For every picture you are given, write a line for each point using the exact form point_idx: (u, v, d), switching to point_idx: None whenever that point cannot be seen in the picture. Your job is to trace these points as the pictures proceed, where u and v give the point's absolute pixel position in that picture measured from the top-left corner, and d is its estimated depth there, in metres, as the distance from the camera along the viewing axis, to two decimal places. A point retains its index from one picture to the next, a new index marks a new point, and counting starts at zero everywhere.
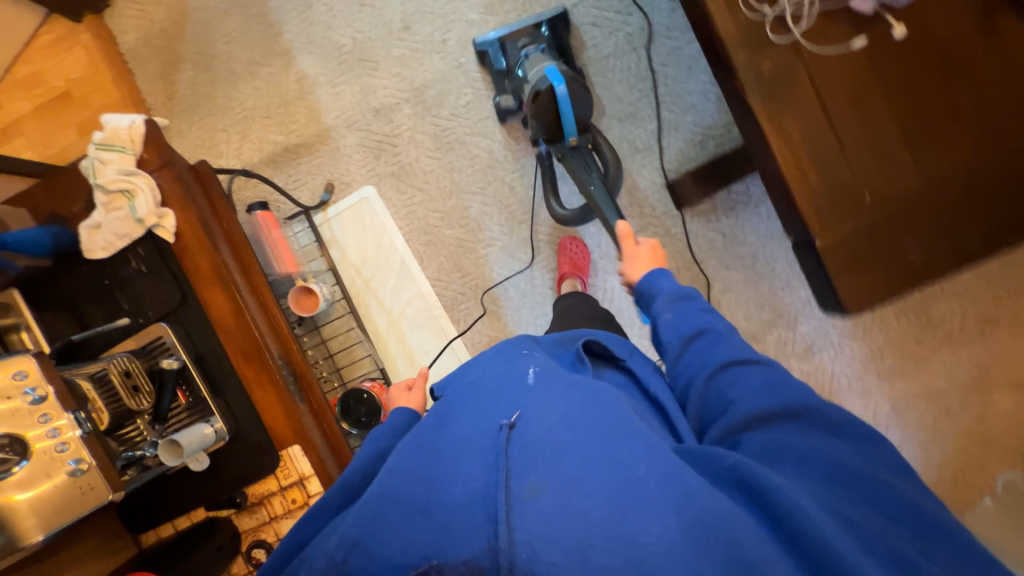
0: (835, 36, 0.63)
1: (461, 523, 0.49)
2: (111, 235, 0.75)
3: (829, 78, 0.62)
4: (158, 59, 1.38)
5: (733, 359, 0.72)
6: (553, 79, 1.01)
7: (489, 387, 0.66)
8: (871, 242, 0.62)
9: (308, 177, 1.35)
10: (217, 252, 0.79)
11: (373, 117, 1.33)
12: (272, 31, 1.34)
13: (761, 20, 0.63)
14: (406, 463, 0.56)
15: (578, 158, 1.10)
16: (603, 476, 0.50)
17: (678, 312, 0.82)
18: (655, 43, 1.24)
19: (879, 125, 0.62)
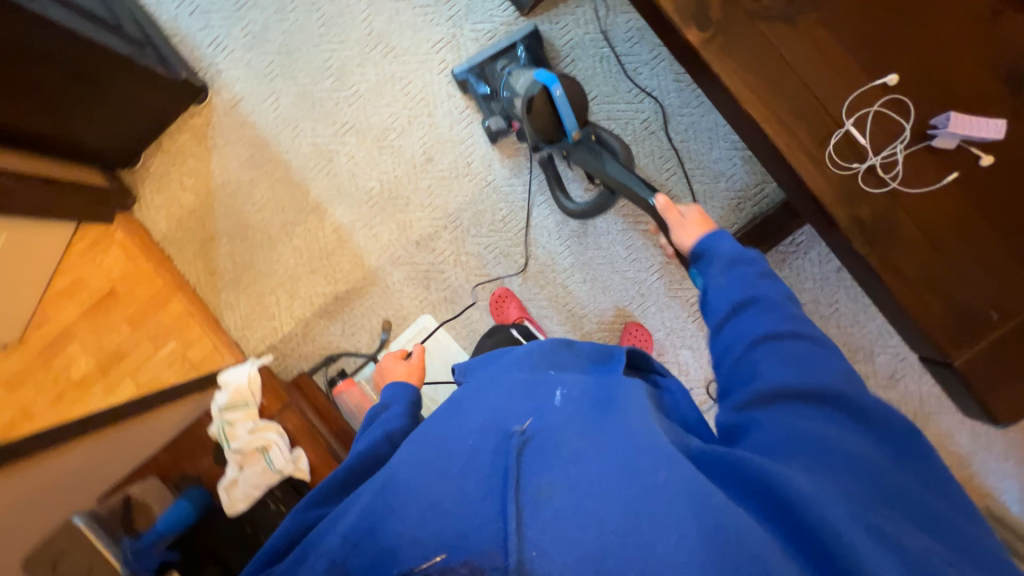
0: (925, 177, 0.62)
1: (463, 522, 0.47)
2: (251, 486, 1.02)
3: (925, 213, 0.62)
4: (194, 240, 1.40)
5: (765, 334, 0.68)
6: (545, 81, 1.03)
7: (504, 381, 0.64)
8: (1013, 360, 0.61)
9: (364, 320, 1.37)
10: None
11: (415, 249, 1.35)
12: (301, 190, 1.37)
13: (859, 180, 0.62)
14: (418, 454, 0.56)
15: (585, 150, 1.07)
16: (620, 483, 0.47)
17: (732, 279, 0.79)
18: (672, 122, 1.28)
19: (987, 244, 0.62)
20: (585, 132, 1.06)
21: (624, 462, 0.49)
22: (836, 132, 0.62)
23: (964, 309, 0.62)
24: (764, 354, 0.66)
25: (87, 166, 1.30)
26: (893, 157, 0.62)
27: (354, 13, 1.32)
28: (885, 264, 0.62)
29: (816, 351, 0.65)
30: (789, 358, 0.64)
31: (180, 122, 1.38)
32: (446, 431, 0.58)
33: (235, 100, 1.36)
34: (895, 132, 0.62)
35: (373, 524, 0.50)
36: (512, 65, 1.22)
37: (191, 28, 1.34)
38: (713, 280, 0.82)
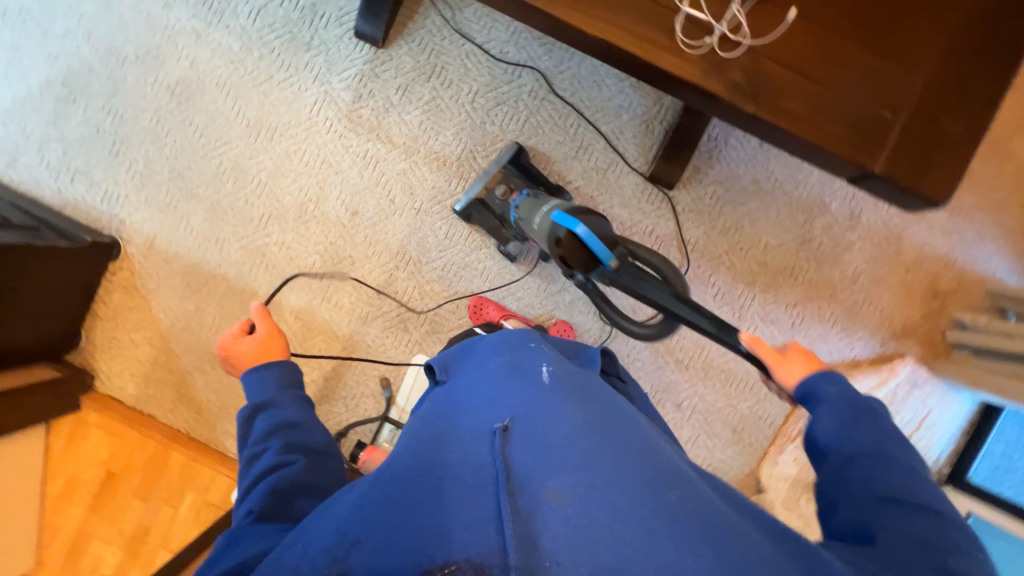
0: (768, 24, 0.64)
1: (474, 516, 0.51)
2: None
3: (786, 53, 0.65)
4: (167, 388, 1.37)
5: (885, 494, 0.62)
6: (567, 223, 0.93)
7: (503, 388, 0.72)
8: (922, 145, 0.64)
9: (362, 387, 1.35)
10: None
11: (379, 299, 1.35)
12: (248, 295, 1.35)
13: (720, 49, 0.64)
14: (426, 455, 0.61)
15: (628, 272, 0.89)
16: (636, 493, 0.54)
17: (839, 421, 0.71)
18: (557, 82, 1.32)
19: (851, 55, 0.65)
20: (620, 253, 0.91)
21: (642, 480, 0.56)
22: (677, 18, 0.64)
23: (863, 119, 0.65)
24: (876, 512, 0.61)
25: (32, 363, 1.26)
26: (733, 19, 0.64)
27: (225, 112, 1.32)
28: (775, 113, 0.65)
29: (942, 527, 0.59)
30: (919, 531, 0.58)
31: (106, 284, 1.36)
32: (453, 438, 0.65)
33: (149, 239, 1.34)
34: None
35: (370, 522, 0.54)
36: (515, 195, 1.25)
37: (79, 192, 1.33)
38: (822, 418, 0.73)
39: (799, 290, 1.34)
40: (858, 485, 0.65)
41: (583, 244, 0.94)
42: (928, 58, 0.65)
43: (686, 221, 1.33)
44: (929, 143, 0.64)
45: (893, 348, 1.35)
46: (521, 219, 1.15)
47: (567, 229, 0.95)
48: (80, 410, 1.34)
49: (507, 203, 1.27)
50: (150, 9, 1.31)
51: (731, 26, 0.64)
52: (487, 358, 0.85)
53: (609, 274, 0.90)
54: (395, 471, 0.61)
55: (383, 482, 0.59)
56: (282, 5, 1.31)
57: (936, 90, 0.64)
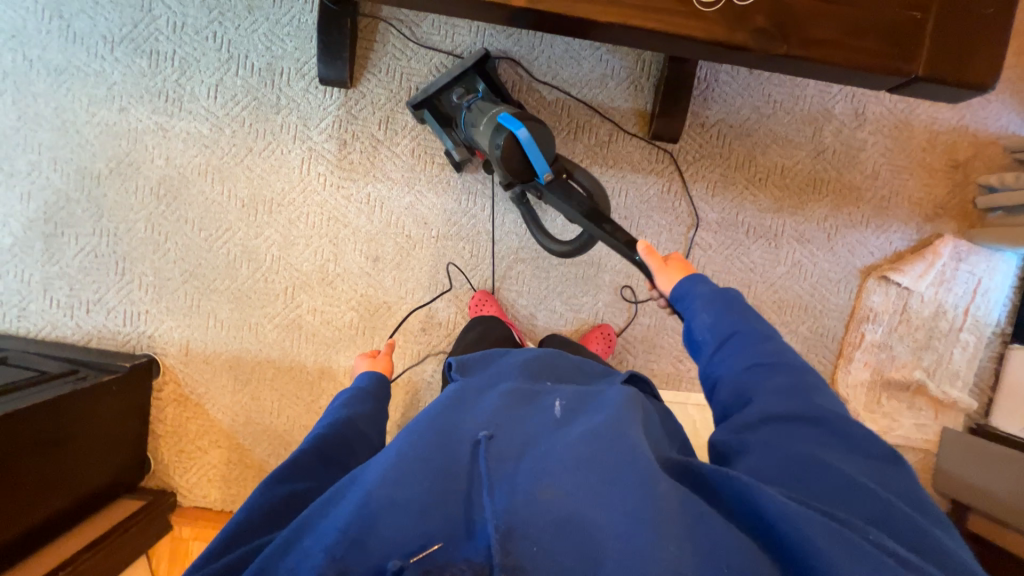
0: None
1: (472, 523, 0.56)
2: None
3: None
4: (248, 483, 1.36)
5: (754, 364, 0.69)
6: (511, 125, 0.89)
7: (508, 396, 0.74)
8: (958, 34, 0.63)
9: None
10: None
11: (427, 335, 1.34)
12: (299, 370, 1.34)
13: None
14: (429, 451, 0.62)
15: (558, 187, 0.92)
16: (629, 496, 0.56)
17: (711, 315, 0.75)
18: (534, 69, 1.28)
19: None
20: (556, 170, 0.93)
21: (637, 482, 0.57)
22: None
23: (893, 24, 0.64)
24: (751, 381, 0.68)
25: (115, 500, 1.25)
26: None
27: (216, 199, 1.28)
28: (806, 45, 0.63)
29: (800, 378, 0.67)
30: (783, 398, 0.65)
31: (157, 402, 1.34)
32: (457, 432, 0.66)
33: (184, 346, 1.32)
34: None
35: (370, 521, 0.54)
36: (471, 98, 1.16)
37: (99, 321, 1.30)
38: (698, 312, 0.77)
39: (826, 202, 1.34)
40: (732, 368, 0.70)
41: (523, 151, 0.90)
42: None
43: (700, 170, 1.32)
44: (961, 29, 0.63)
45: (930, 231, 1.36)
46: (470, 124, 1.08)
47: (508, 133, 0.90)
48: (173, 529, 1.33)
49: (461, 106, 1.16)
50: (106, 117, 1.25)
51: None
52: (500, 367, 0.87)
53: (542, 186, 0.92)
54: (393, 464, 0.60)
55: (379, 477, 0.58)
56: (237, 74, 1.26)
57: None
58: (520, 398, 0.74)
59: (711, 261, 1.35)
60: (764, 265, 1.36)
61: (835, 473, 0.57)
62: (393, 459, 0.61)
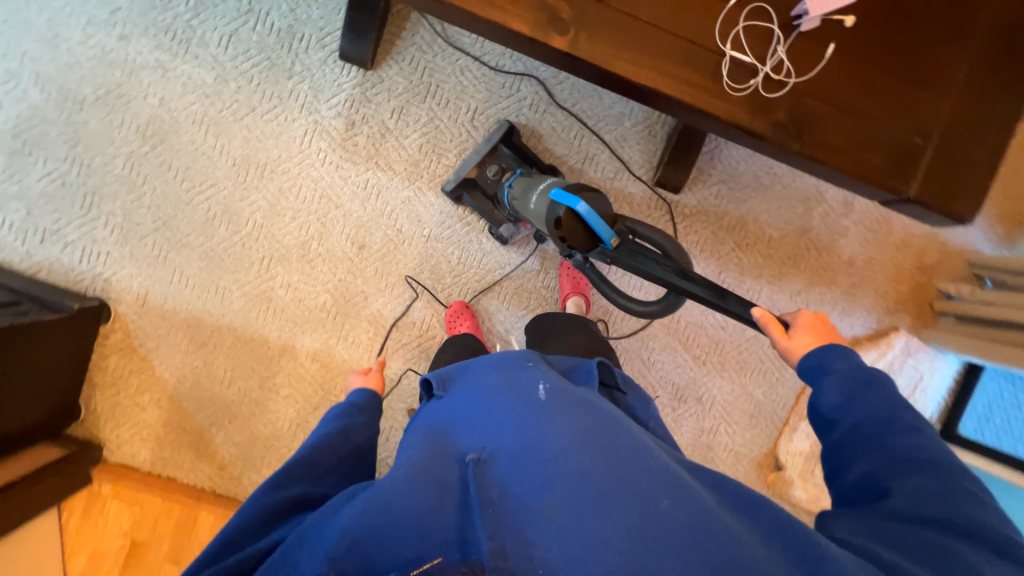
0: (811, 58, 0.65)
1: (471, 533, 0.58)
2: None
3: (828, 86, 0.66)
4: (184, 448, 1.30)
5: (891, 458, 0.65)
6: (567, 202, 0.86)
7: (500, 405, 0.74)
8: (953, 169, 0.68)
9: (390, 419, 1.34)
10: None
11: (399, 331, 1.32)
12: (260, 343, 1.29)
13: (768, 89, 0.65)
14: (422, 467, 0.65)
15: (631, 251, 0.85)
16: (625, 507, 0.58)
17: (847, 395, 0.73)
18: (556, 92, 1.29)
19: (888, 84, 0.67)
20: (621, 232, 0.87)
21: (630, 492, 0.59)
22: (724, 62, 0.64)
23: (894, 141, 0.67)
24: (888, 468, 0.65)
25: (36, 444, 1.17)
26: (777, 55, 0.64)
27: (207, 151, 1.23)
28: (815, 145, 0.66)
29: (950, 477, 0.63)
30: (928, 490, 0.61)
31: (100, 349, 1.26)
32: (450, 449, 0.69)
33: (141, 296, 1.25)
34: (764, 21, 0.65)
35: (371, 528, 0.58)
36: (509, 174, 1.23)
37: (53, 253, 1.21)
38: (830, 390, 0.74)
39: (802, 277, 1.40)
40: (865, 453, 0.68)
41: (584, 224, 0.87)
42: (957, 85, 0.67)
43: (693, 224, 1.36)
44: (950, 161, 0.68)
45: (888, 323, 1.44)
46: (516, 198, 1.13)
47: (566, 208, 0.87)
48: (92, 483, 1.26)
49: (501, 183, 1.24)
50: (104, 41, 1.18)
51: (776, 64, 0.65)
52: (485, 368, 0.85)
53: (611, 254, 0.86)
54: (389, 478, 0.63)
55: (378, 490, 0.61)
56: (255, 29, 1.21)
57: (964, 116, 0.67)
58: (509, 404, 0.73)
59: (687, 312, 1.40)
60: (735, 326, 1.41)
61: (953, 559, 0.56)
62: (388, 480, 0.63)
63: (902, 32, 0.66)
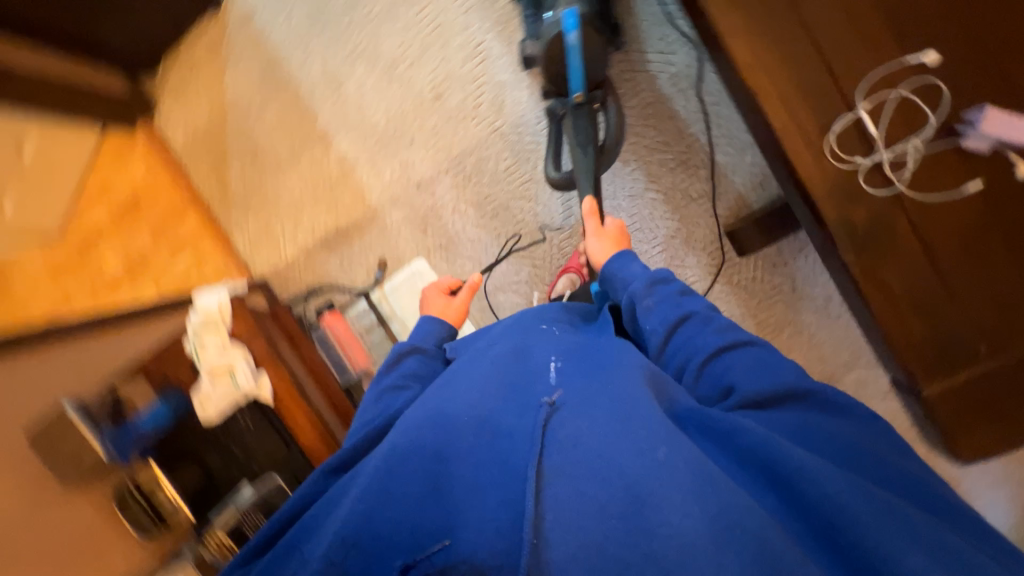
0: (940, 180, 0.68)
1: (476, 513, 0.51)
2: (219, 403, 0.88)
3: (937, 231, 0.68)
4: (207, 157, 1.43)
5: (720, 347, 0.65)
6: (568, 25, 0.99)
7: (505, 368, 0.66)
8: (984, 392, 0.70)
9: (361, 256, 1.39)
10: (320, 419, 0.92)
11: (417, 190, 1.34)
12: (309, 117, 1.36)
13: (855, 169, 0.68)
14: (415, 442, 0.58)
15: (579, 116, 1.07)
16: (620, 462, 0.49)
17: (658, 299, 0.71)
18: (706, 80, 1.16)
19: (993, 273, 0.68)
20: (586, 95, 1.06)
21: (623, 440, 0.51)
22: (847, 116, 0.68)
23: (945, 344, 0.69)
24: (738, 369, 0.62)
25: (112, 69, 1.33)
26: (911, 152, 0.68)
27: None
28: (864, 274, 0.69)
29: (774, 356, 0.64)
30: (750, 364, 0.62)
31: (200, 35, 1.38)
32: (448, 415, 0.61)
33: (252, 12, 1.33)
34: (904, 128, 0.68)
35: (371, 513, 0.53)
36: None
37: None
38: (642, 298, 0.72)
39: None
40: (686, 351, 0.66)
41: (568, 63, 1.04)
42: None
43: (732, 294, 1.21)
44: (981, 382, 0.69)
45: None
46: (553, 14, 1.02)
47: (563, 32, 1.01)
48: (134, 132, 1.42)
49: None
50: None
51: (874, 157, 0.68)
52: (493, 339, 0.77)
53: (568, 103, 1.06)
54: (387, 451, 0.58)
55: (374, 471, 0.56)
56: None
57: None
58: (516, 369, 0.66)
59: None
60: None
61: (828, 435, 0.55)
62: (382, 455, 0.57)
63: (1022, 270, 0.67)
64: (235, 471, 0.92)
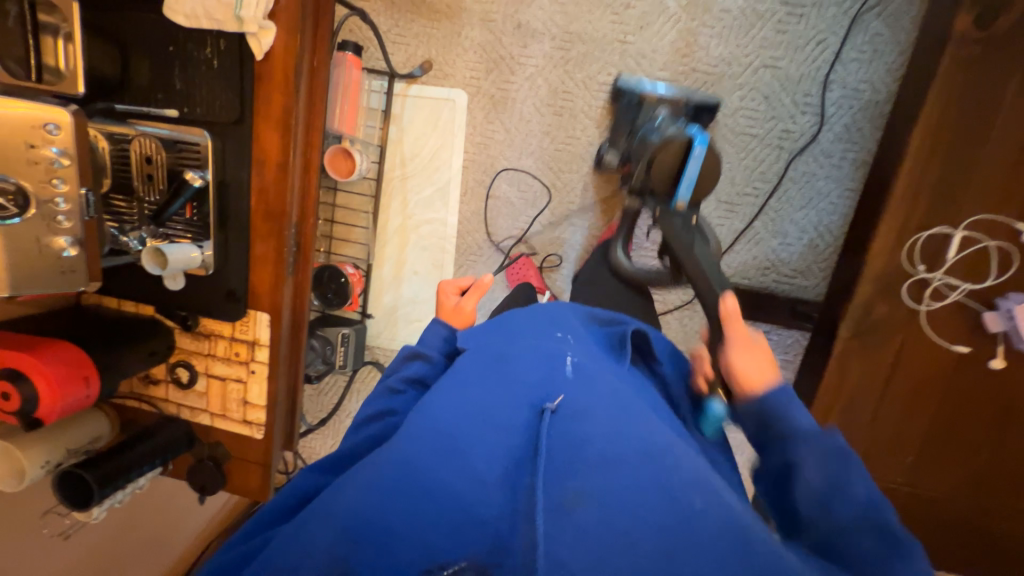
0: (950, 332, 0.74)
1: (485, 520, 0.44)
2: (201, 9, 0.64)
3: (909, 362, 0.76)
4: None
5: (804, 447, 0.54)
6: (695, 124, 0.88)
7: (525, 369, 0.58)
8: None
9: (413, 40, 1.22)
10: (292, 136, 0.71)
11: (512, 29, 1.19)
12: None
13: (909, 274, 0.74)
14: (424, 441, 0.49)
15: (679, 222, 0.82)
16: (654, 504, 0.44)
17: (829, 483, 0.51)
18: (801, 157, 1.16)
19: (911, 422, 0.78)
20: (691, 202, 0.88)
21: (656, 483, 0.45)
22: (943, 228, 0.71)
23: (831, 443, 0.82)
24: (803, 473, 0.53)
25: None
26: (952, 294, 0.73)
27: None
28: (838, 358, 0.79)
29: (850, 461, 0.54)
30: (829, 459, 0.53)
31: None
32: (459, 414, 0.53)
33: None
34: (963, 275, 0.72)
35: (370, 513, 0.44)
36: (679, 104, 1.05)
37: None
38: (806, 465, 0.53)
39: None
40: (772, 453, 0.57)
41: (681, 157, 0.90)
42: (918, 488, 0.80)
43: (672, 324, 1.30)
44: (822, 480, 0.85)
45: None
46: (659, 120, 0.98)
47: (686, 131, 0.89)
48: None
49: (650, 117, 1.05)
50: None
51: (927, 275, 0.73)
52: (497, 332, 0.69)
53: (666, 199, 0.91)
54: (391, 459, 0.48)
55: (376, 468, 0.48)
56: None
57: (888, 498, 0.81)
58: (530, 368, 0.58)
59: None
60: None
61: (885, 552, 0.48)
62: (385, 451, 0.50)
63: (938, 417, 0.77)
64: (161, 94, 0.70)
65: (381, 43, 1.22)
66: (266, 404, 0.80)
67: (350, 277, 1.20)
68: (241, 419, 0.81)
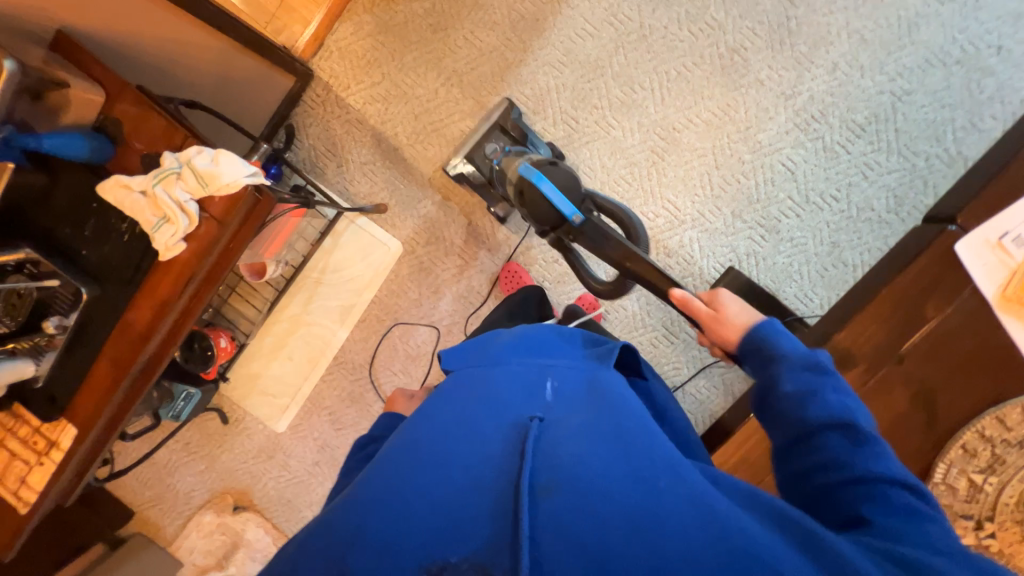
0: None
1: (469, 503, 0.46)
2: (125, 206, 0.75)
3: None
4: None
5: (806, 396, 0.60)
6: (535, 178, 0.94)
7: (506, 390, 0.61)
8: None
9: (377, 183, 1.33)
10: (169, 311, 0.80)
11: (463, 221, 1.34)
12: (494, 84, 1.26)
13: None
14: (415, 453, 0.52)
15: (592, 229, 0.92)
16: (614, 465, 0.48)
17: (804, 387, 0.61)
18: None
19: None
20: (584, 209, 0.95)
21: (623, 451, 0.50)
22: None
23: None
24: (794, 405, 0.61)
25: None
26: None
27: (691, 108, 1.22)
28: None
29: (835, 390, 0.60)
30: (813, 382, 0.61)
31: None
32: (448, 428, 0.55)
33: None
34: None
35: (360, 521, 0.46)
36: (502, 152, 1.13)
37: None
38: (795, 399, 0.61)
39: None
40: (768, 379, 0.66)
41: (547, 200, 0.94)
42: None
43: None
44: None
45: None
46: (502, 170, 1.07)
47: (531, 183, 0.95)
48: None
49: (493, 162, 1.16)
50: (832, 45, 1.17)
51: None
52: (492, 353, 0.72)
53: (573, 228, 0.93)
54: (387, 465, 0.52)
55: (370, 482, 0.50)
56: (789, 205, 1.22)
57: None
58: (495, 391, 0.61)
59: None
60: None
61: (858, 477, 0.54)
62: (371, 473, 0.53)
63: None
64: (69, 229, 0.79)
65: (310, 186, 1.27)
66: (38, 491, 0.87)
67: (218, 349, 1.28)
68: (12, 491, 0.88)
